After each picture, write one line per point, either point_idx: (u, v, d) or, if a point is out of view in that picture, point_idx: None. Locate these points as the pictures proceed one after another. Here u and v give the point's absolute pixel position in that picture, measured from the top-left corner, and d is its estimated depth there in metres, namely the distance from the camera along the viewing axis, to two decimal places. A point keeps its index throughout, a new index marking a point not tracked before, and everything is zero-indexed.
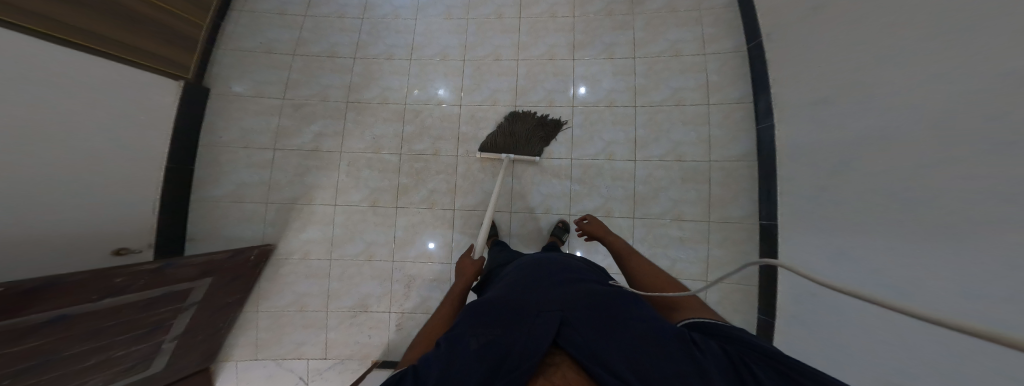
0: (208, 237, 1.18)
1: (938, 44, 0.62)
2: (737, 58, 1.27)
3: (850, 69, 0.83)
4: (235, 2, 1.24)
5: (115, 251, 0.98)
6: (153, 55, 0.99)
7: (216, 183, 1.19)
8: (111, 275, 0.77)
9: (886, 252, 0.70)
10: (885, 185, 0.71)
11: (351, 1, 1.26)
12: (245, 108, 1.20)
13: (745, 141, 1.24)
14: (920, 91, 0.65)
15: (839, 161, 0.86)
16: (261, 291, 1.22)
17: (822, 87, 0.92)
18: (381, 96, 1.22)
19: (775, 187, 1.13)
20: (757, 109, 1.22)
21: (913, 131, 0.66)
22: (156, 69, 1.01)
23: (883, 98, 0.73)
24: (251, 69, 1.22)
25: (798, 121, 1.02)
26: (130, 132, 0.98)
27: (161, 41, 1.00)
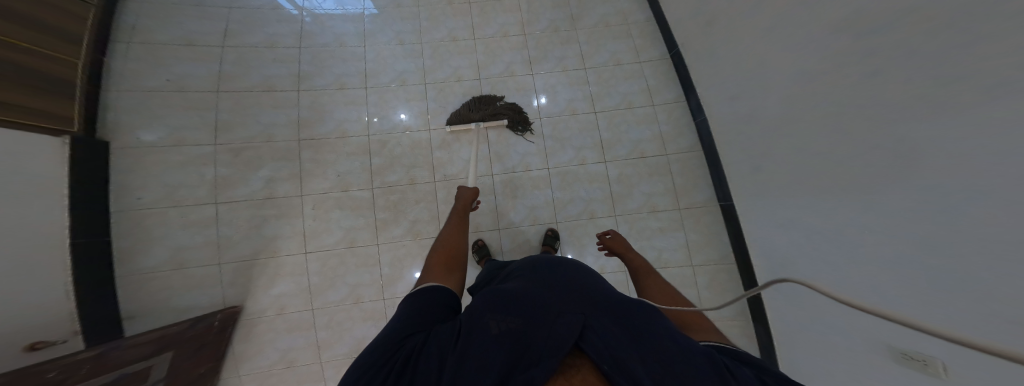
0: (150, 314, 1.00)
1: (838, 76, 0.72)
2: (663, 65, 1.36)
3: (762, 83, 0.95)
4: (119, 32, 1.00)
5: (30, 346, 0.75)
6: (27, 109, 0.76)
7: (147, 252, 1.00)
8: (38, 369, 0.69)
9: (828, 243, 0.81)
10: (819, 183, 0.81)
11: (283, 30, 1.08)
12: (163, 159, 0.98)
13: (689, 134, 1.34)
14: (830, 113, 0.75)
15: (769, 154, 0.98)
16: (238, 355, 1.10)
17: (746, 87, 1.02)
18: (339, 129, 1.07)
19: (724, 171, 1.24)
20: (691, 106, 1.33)
21: (829, 144, 0.76)
22: (30, 127, 0.77)
23: (802, 110, 0.83)
24: (159, 114, 0.99)
25: (730, 123, 1.14)
26: (19, 209, 0.75)
27: (32, 89, 0.77)
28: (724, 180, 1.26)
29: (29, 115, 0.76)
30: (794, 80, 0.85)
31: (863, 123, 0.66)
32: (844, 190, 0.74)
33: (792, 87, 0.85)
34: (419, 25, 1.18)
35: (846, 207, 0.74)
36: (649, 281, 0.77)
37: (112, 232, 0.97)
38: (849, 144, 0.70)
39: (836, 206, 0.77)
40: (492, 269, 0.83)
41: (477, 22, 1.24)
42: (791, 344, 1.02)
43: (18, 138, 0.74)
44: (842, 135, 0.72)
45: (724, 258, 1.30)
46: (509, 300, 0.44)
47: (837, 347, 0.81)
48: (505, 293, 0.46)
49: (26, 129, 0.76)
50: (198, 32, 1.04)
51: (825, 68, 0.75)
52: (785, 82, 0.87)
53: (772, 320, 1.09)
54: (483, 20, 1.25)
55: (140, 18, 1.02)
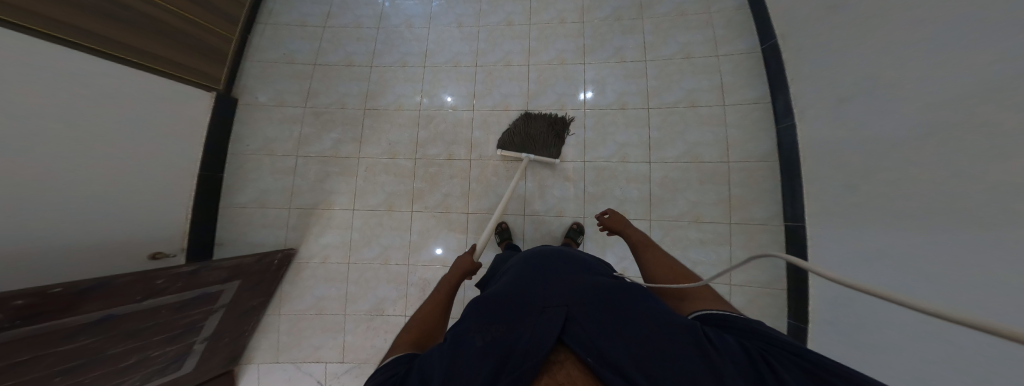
0: (234, 243, 1.23)
1: (977, 36, 0.58)
2: (751, 59, 1.25)
3: (881, 63, 0.80)
4: (261, 16, 1.33)
5: (152, 256, 1.02)
6: (191, 69, 1.07)
7: (242, 190, 1.25)
8: (153, 277, 0.82)
9: (936, 255, 0.63)
10: (931, 177, 0.65)
11: (367, 12, 1.32)
12: (268, 116, 1.26)
13: (765, 142, 1.21)
14: (958, 89, 0.61)
15: (863, 156, 0.83)
16: (283, 295, 1.26)
17: (843, 89, 0.91)
18: (396, 103, 1.25)
19: (801, 185, 1.08)
20: (776, 110, 1.19)
21: (955, 123, 0.61)
22: (172, 75, 1.02)
23: (913, 89, 0.71)
24: (272, 79, 1.28)
25: (821, 119, 1.00)
26: (161, 139, 1.02)
27: (196, 55, 1.08)
28: (798, 194, 1.09)
29: (173, 66, 1.01)
30: (919, 58, 0.70)
31: (1000, 94, 0.53)
32: (967, 188, 0.58)
33: (912, 80, 0.72)
34: (478, 8, 1.34)
35: (967, 212, 0.58)
36: (650, 255, 0.69)
37: (225, 170, 1.24)
38: (979, 126, 0.56)
39: (955, 209, 0.60)
40: (496, 265, 0.91)
41: (535, 8, 1.35)
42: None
43: (175, 91, 1.03)
44: (971, 120, 0.58)
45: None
46: (500, 304, 0.52)
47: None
48: (495, 298, 0.55)
49: (168, 77, 1.01)
50: (309, 15, 1.33)
51: (965, 36, 0.61)
52: (897, 70, 0.76)
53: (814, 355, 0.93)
54: (542, 7, 1.35)
55: (276, 5, 1.34)
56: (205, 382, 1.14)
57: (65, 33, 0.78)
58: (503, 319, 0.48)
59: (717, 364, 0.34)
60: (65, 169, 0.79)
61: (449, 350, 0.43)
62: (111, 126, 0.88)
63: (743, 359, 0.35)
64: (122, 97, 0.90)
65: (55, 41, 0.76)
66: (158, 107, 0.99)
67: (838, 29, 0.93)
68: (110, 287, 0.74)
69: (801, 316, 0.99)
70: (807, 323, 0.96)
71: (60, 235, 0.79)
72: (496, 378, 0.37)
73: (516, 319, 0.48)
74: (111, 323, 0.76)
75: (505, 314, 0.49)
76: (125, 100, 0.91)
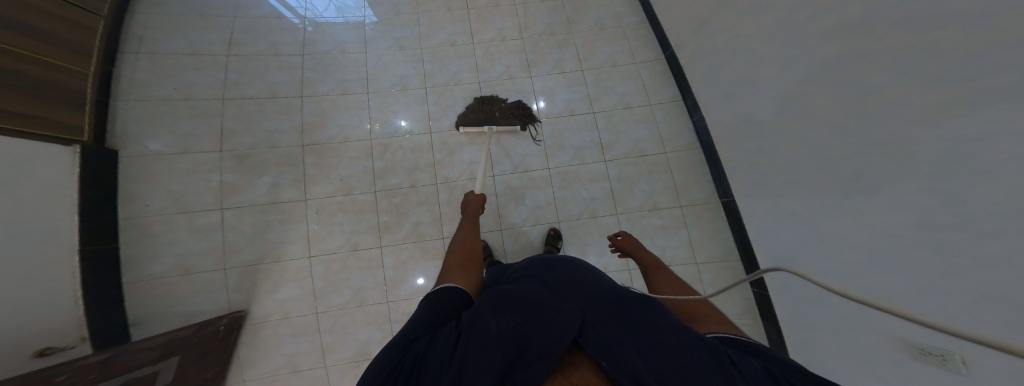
0: (159, 319, 1.01)
1: (843, 62, 0.71)
2: (659, 66, 1.37)
3: (761, 75, 0.95)
4: (126, 44, 1.03)
5: (38, 352, 0.78)
6: (44, 120, 0.79)
7: (155, 258, 1.01)
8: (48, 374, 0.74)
9: (835, 244, 0.79)
10: (822, 172, 0.80)
11: (286, 38, 1.11)
12: (173, 167, 1.00)
13: (686, 133, 1.34)
14: (827, 100, 0.76)
15: (766, 146, 0.99)
16: (242, 360, 1.10)
17: (741, 87, 1.04)
18: (342, 134, 1.09)
19: (722, 165, 1.24)
20: (687, 104, 1.33)
21: (831, 132, 0.76)
22: None
23: (797, 98, 0.85)
24: (166, 121, 1.01)
25: (723, 110, 1.16)
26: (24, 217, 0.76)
27: (48, 101, 0.80)
28: (722, 172, 1.26)
29: None
30: (793, 75, 0.85)
31: (860, 116, 0.68)
32: (850, 188, 0.73)
33: (799, 95, 0.84)
34: (418, 32, 1.20)
35: (852, 208, 0.73)
36: (659, 276, 0.79)
37: (120, 240, 0.99)
38: (857, 140, 0.70)
39: (839, 200, 0.76)
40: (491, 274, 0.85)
41: (476, 28, 1.26)
42: (801, 335, 1.02)
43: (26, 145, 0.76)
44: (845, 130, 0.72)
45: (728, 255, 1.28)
46: (508, 298, 0.47)
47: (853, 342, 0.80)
48: (506, 293, 0.50)
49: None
50: (202, 42, 1.07)
51: (834, 60, 0.73)
52: (777, 84, 0.90)
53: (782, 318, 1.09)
54: (481, 27, 1.26)
55: (147, 30, 1.05)
56: None
57: None
58: (517, 309, 0.44)
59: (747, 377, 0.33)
60: None
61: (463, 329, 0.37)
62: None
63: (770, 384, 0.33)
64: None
65: None
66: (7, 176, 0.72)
67: (729, 40, 1.05)
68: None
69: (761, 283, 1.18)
70: (768, 290, 1.14)
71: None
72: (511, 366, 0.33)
73: (532, 310, 0.44)
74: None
75: (512, 308, 0.44)
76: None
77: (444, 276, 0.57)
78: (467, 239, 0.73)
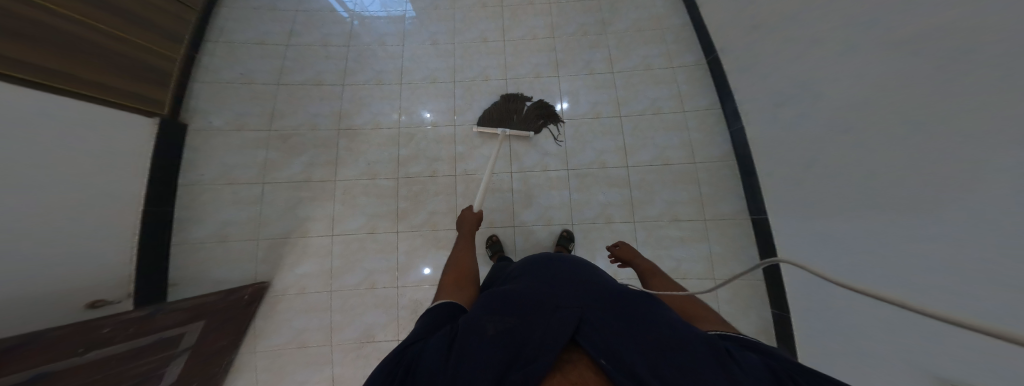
0: (191, 282, 1.11)
1: (894, 56, 0.68)
2: (700, 70, 1.37)
3: (807, 73, 0.93)
4: (210, 33, 1.21)
5: (90, 304, 0.86)
6: (133, 94, 0.95)
7: (200, 223, 1.12)
8: (94, 326, 0.76)
9: (876, 252, 0.73)
10: (869, 174, 0.75)
11: (335, 30, 1.25)
12: (228, 142, 1.14)
13: (721, 144, 1.32)
14: (875, 99, 0.73)
15: (812, 159, 0.93)
16: (257, 331, 1.16)
17: (786, 96, 1.01)
18: (373, 121, 1.19)
19: (758, 182, 1.20)
20: (726, 113, 1.32)
21: (881, 131, 0.72)
22: (86, 96, 0.84)
23: (839, 96, 0.83)
24: (229, 102, 1.16)
25: (763, 121, 1.13)
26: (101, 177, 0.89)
27: (136, 78, 0.96)
28: (756, 190, 1.22)
29: (87, 85, 0.84)
30: (844, 74, 0.81)
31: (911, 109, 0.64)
32: (899, 192, 0.67)
33: (847, 91, 0.81)
34: (452, 26, 1.31)
35: (905, 210, 0.66)
36: (655, 281, 0.76)
37: (176, 204, 1.11)
38: (908, 141, 0.65)
39: (886, 210, 0.71)
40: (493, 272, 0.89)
41: (508, 24, 1.35)
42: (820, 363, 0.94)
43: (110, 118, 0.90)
44: (892, 133, 0.69)
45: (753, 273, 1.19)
46: (509, 301, 0.51)
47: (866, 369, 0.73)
48: (505, 295, 0.53)
49: (49, 90, 0.76)
50: (267, 33, 1.23)
51: (890, 55, 0.69)
52: (824, 81, 0.88)
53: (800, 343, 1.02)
54: (513, 23, 1.35)
55: (227, 22, 1.23)
56: None
57: None
58: (515, 311, 0.47)
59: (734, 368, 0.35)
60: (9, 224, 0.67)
61: (464, 333, 0.41)
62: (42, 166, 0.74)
63: None
64: (53, 125, 0.76)
65: None
66: (96, 141, 0.86)
67: (776, 46, 1.03)
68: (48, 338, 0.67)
69: (783, 305, 1.10)
70: (789, 312, 1.06)
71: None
72: (510, 365, 0.36)
73: (529, 312, 0.47)
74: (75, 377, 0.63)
75: (512, 310, 0.47)
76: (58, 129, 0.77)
77: (440, 291, 0.59)
78: (461, 256, 0.76)
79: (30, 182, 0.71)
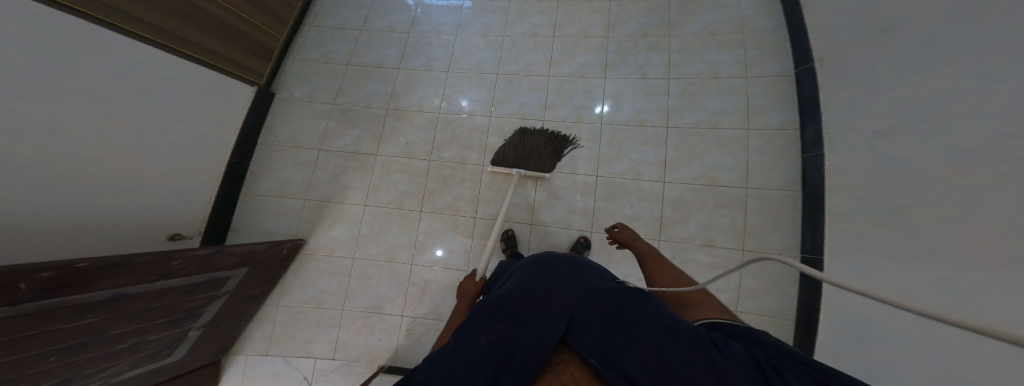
0: (247, 229, 1.27)
1: None
2: (783, 82, 1.22)
3: (920, 74, 0.77)
4: (307, 19, 1.44)
5: (171, 237, 1.06)
6: (246, 68, 1.21)
7: (265, 178, 1.30)
8: (169, 258, 0.83)
9: (980, 284, 0.55)
10: (977, 192, 0.60)
11: (401, 18, 1.42)
12: (300, 110, 1.34)
13: (788, 170, 1.16)
14: (1003, 94, 0.58)
15: (899, 176, 0.77)
16: (285, 285, 1.25)
17: (878, 112, 0.86)
18: (417, 104, 1.31)
19: (823, 217, 1.02)
20: (805, 140, 1.13)
21: (1012, 134, 0.56)
22: (218, 68, 1.12)
23: (958, 95, 0.67)
24: (309, 77, 1.38)
25: (848, 147, 0.95)
26: (200, 126, 1.09)
27: (252, 56, 1.23)
28: (819, 225, 1.02)
29: (220, 60, 1.11)
30: (960, 78, 0.67)
31: None
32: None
33: (962, 95, 0.66)
34: (506, 19, 1.41)
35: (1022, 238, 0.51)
36: (655, 267, 0.68)
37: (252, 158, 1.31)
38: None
39: (994, 236, 0.55)
40: (498, 272, 0.90)
41: (561, 21, 1.40)
42: None
43: (221, 85, 1.14)
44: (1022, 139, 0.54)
45: (785, 312, 1.02)
46: (502, 307, 0.52)
47: None
48: (500, 301, 0.54)
49: (192, 61, 1.04)
50: (348, 18, 1.44)
51: (1016, 55, 0.57)
52: (938, 81, 0.72)
53: None
54: (567, 19, 1.40)
55: (321, 8, 1.45)
56: (193, 370, 1.12)
57: (154, 35, 0.92)
58: (507, 319, 0.48)
59: (717, 363, 0.33)
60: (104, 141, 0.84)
61: (456, 347, 0.42)
62: (157, 111, 0.96)
63: (751, 366, 0.32)
64: (170, 79, 0.98)
65: (140, 39, 0.90)
66: (203, 99, 1.09)
67: (875, 57, 0.89)
68: (128, 265, 0.75)
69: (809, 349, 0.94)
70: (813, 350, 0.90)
71: (83, 207, 0.82)
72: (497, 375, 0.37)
73: (520, 318, 0.48)
74: (118, 303, 0.76)
75: (509, 316, 0.49)
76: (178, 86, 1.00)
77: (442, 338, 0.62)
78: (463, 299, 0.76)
79: (135, 116, 0.91)
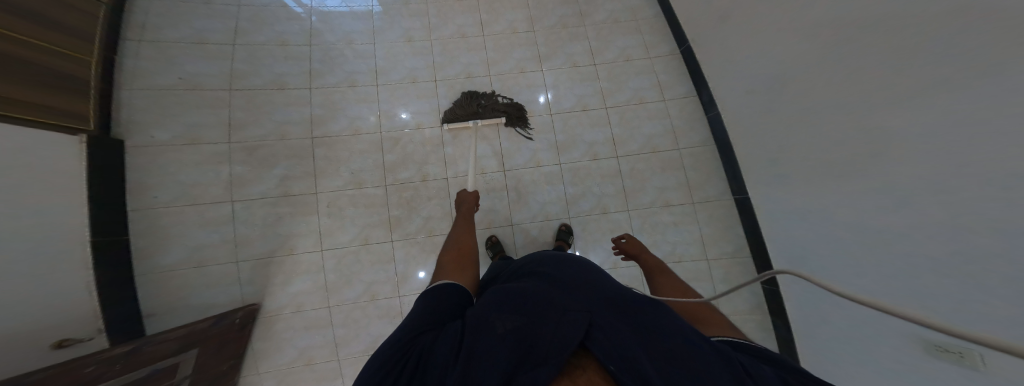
0: (172, 311, 1.01)
1: (857, 58, 0.70)
2: (675, 60, 1.33)
3: (779, 66, 0.93)
4: (128, 31, 1.01)
5: (58, 343, 0.77)
6: (62, 112, 0.82)
7: (166, 250, 1.00)
8: (77, 366, 0.71)
9: (859, 232, 0.76)
10: (831, 164, 0.82)
11: (291, 28, 1.09)
12: (180, 159, 1.00)
13: (701, 130, 1.31)
14: (845, 92, 0.75)
15: (787, 147, 0.95)
16: (257, 352, 1.10)
17: (756, 78, 1.02)
18: (351, 127, 1.07)
19: (737, 161, 1.21)
20: (703, 101, 1.30)
21: (859, 124, 0.72)
22: (31, 122, 0.74)
23: (817, 89, 0.82)
24: (173, 113, 1.00)
25: (739, 106, 1.13)
26: (36, 210, 0.75)
27: (63, 92, 0.82)
28: (735, 166, 1.23)
29: (23, 108, 0.73)
30: (815, 73, 0.82)
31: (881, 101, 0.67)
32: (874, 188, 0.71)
33: (818, 91, 0.82)
34: (427, 23, 1.18)
35: (878, 205, 0.71)
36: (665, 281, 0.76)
37: (132, 231, 0.98)
38: (877, 136, 0.68)
39: (863, 200, 0.74)
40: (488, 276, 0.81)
41: (486, 19, 1.24)
42: (806, 331, 1.02)
43: (27, 144, 0.73)
44: (864, 123, 0.71)
45: (738, 252, 1.26)
46: (513, 298, 0.44)
47: (867, 338, 0.78)
48: (507, 293, 0.47)
49: None
50: (207, 30, 1.05)
51: (849, 62, 0.73)
52: (799, 68, 0.87)
53: (792, 318, 1.07)
54: (492, 18, 1.24)
55: (149, 17, 1.03)
56: None
57: None
58: (521, 311, 0.40)
59: None
60: None
61: (468, 334, 0.35)
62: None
63: None
64: None
65: None
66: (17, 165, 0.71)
67: (751, 37, 1.01)
68: (25, 384, 0.61)
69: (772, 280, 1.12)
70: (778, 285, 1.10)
71: None
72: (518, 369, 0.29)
73: (536, 311, 0.40)
74: None
75: (522, 305, 0.42)
76: None
77: (439, 276, 0.56)
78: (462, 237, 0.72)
79: None
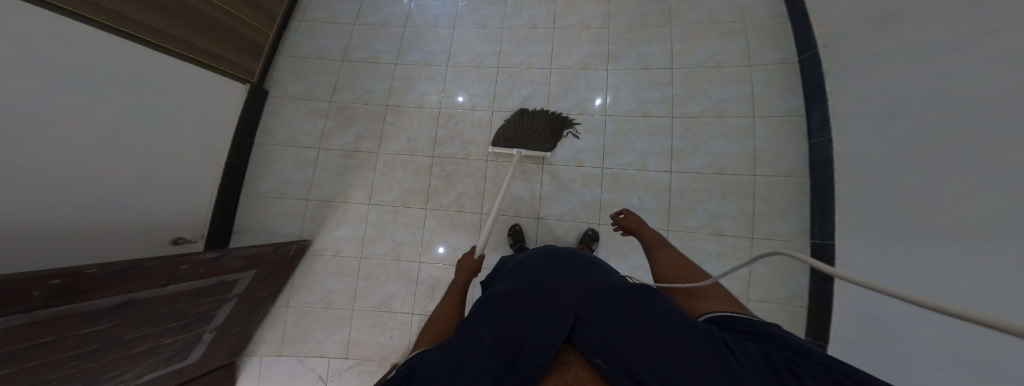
0: (251, 233, 1.24)
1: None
2: (785, 69, 1.20)
3: (919, 52, 0.77)
4: (297, 13, 1.41)
5: (173, 240, 1.04)
6: (240, 66, 1.19)
7: (265, 178, 1.27)
8: (179, 262, 0.79)
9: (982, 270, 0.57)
10: (959, 187, 0.64)
11: (395, 12, 1.39)
12: (297, 109, 1.32)
13: (795, 157, 1.15)
14: (993, 84, 0.60)
15: (904, 168, 0.77)
16: (292, 287, 1.24)
17: (877, 91, 0.86)
18: (418, 100, 1.29)
19: (831, 203, 1.01)
20: (810, 123, 1.12)
21: (1006, 133, 0.57)
22: (213, 67, 1.10)
23: (959, 81, 0.67)
24: (302, 74, 1.35)
25: (856, 131, 0.93)
26: (190, 129, 1.05)
27: (245, 53, 1.20)
28: (828, 212, 1.02)
29: (212, 58, 1.08)
30: (964, 63, 0.66)
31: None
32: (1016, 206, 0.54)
33: (972, 78, 0.64)
34: (503, 11, 1.37)
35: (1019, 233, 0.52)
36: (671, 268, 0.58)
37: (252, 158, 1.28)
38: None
39: (998, 222, 0.56)
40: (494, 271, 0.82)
41: (560, 12, 1.36)
42: None
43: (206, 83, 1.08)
44: (1008, 127, 0.56)
45: (792, 300, 1.04)
46: (505, 298, 0.44)
47: None
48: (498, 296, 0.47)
49: (177, 56, 0.99)
50: (341, 13, 1.41)
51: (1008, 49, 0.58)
52: (934, 74, 0.73)
53: None
54: (567, 11, 1.36)
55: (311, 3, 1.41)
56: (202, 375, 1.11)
57: (140, 33, 0.89)
58: (511, 314, 0.40)
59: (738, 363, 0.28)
60: (77, 152, 0.78)
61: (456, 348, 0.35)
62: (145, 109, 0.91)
63: (772, 373, 0.27)
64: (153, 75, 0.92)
65: (121, 34, 0.85)
66: (191, 98, 1.04)
67: (872, 42, 0.90)
68: (142, 269, 0.73)
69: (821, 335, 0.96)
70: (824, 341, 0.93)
71: (66, 212, 0.77)
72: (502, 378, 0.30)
73: (525, 310, 0.41)
74: (130, 308, 0.74)
75: (512, 306, 0.42)
76: (154, 90, 0.93)
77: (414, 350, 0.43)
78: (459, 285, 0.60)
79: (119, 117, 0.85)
